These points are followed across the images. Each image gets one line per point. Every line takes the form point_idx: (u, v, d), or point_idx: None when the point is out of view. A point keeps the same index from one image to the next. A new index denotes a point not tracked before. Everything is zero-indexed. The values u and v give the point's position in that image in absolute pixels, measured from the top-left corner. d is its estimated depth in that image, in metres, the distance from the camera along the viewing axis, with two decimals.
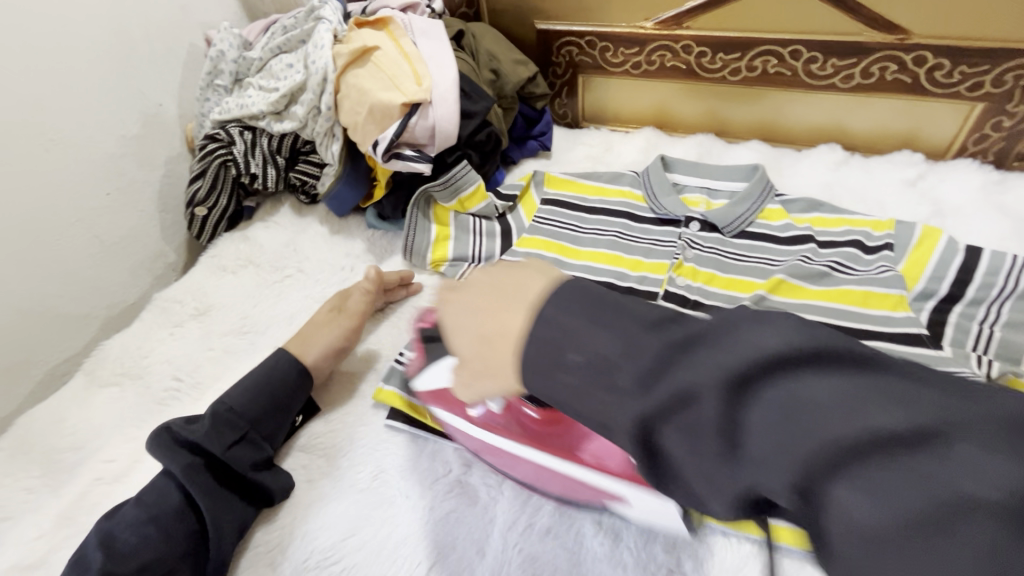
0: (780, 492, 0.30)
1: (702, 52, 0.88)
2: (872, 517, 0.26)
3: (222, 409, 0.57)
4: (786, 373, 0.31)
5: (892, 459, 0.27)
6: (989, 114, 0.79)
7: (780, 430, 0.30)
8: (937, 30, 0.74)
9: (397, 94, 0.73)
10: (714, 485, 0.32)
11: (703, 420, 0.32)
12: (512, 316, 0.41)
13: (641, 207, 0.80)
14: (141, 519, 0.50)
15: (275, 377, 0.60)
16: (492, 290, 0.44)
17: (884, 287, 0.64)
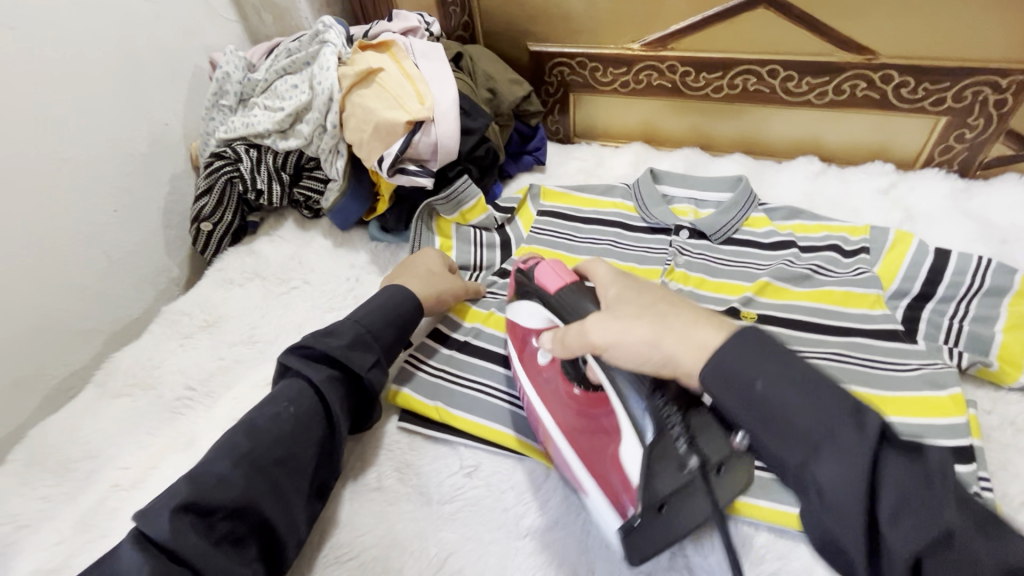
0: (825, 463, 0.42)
1: (686, 71, 0.93)
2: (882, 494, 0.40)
3: (361, 328, 0.61)
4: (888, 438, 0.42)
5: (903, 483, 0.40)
6: (952, 127, 0.85)
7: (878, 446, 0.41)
8: (901, 50, 0.81)
9: (401, 112, 0.76)
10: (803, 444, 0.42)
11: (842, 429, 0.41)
12: (657, 319, 0.50)
13: (633, 216, 0.84)
14: (276, 416, 0.53)
15: (398, 307, 0.65)
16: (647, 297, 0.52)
17: (862, 288, 0.68)
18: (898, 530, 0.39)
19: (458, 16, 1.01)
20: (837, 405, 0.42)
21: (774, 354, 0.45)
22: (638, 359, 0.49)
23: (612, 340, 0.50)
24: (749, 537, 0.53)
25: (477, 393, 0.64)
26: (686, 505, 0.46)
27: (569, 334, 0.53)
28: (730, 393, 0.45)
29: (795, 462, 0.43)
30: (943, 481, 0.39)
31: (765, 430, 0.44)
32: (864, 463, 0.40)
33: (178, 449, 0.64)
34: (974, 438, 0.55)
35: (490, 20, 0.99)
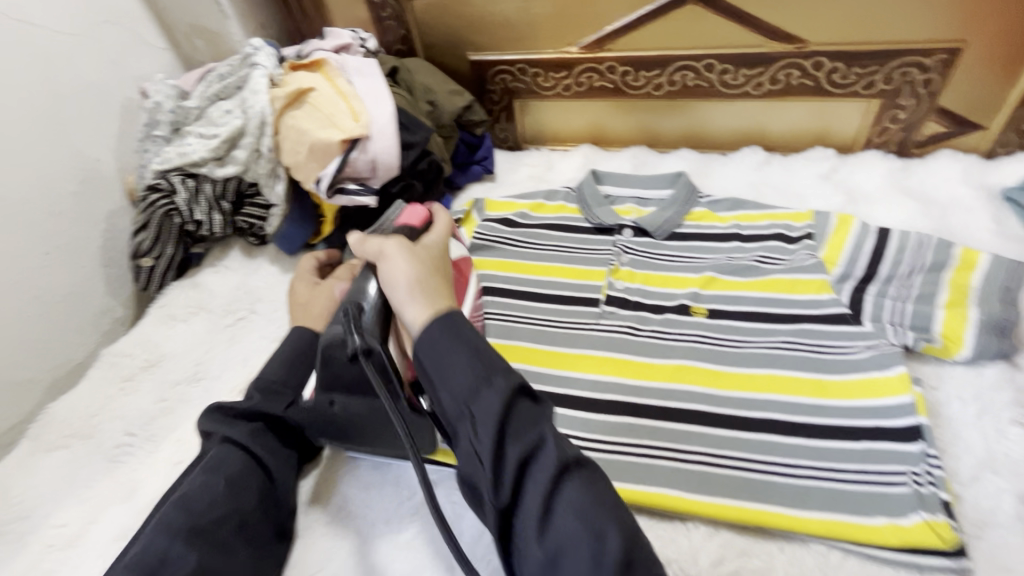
0: (462, 406, 0.41)
1: (625, 71, 0.93)
2: (472, 449, 0.40)
3: (269, 381, 0.58)
4: (532, 424, 0.41)
5: (511, 449, 0.39)
6: (885, 109, 0.87)
7: (525, 429, 0.40)
8: (829, 37, 0.82)
9: (335, 131, 0.75)
10: (446, 375, 0.41)
11: (489, 394, 0.40)
12: (430, 273, 0.47)
13: (579, 220, 0.84)
14: (208, 476, 0.49)
15: (306, 349, 0.62)
16: (436, 263, 0.49)
17: (808, 274, 0.69)
18: (508, 458, 0.39)
19: (395, 31, 1.00)
20: (492, 365, 0.42)
21: (464, 326, 0.43)
22: (387, 284, 0.47)
23: (390, 258, 0.48)
24: (711, 535, 0.52)
25: None
26: (357, 411, 0.53)
27: (372, 239, 0.50)
28: (428, 352, 0.42)
29: (450, 410, 0.41)
30: (552, 425, 0.41)
31: (433, 381, 0.42)
32: (500, 413, 0.39)
33: (119, 499, 0.61)
34: (922, 416, 0.55)
35: (428, 32, 0.98)
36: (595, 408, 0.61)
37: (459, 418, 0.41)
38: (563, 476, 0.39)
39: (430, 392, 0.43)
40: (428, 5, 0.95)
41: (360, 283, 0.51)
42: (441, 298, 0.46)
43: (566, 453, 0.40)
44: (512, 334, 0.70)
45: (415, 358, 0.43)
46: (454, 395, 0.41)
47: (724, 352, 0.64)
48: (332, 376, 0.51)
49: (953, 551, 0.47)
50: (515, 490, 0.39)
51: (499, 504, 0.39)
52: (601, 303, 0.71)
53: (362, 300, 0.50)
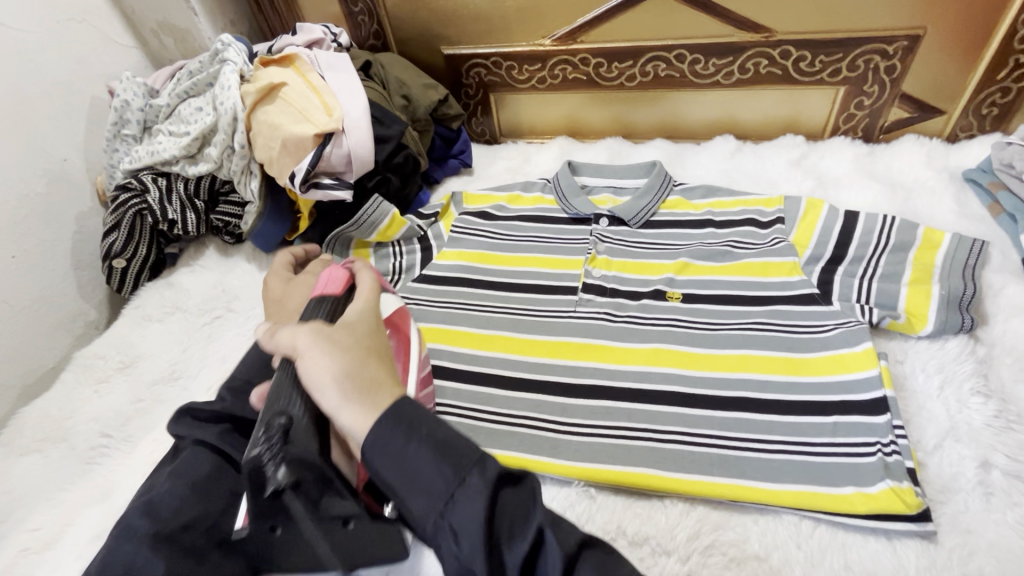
0: (443, 516, 0.37)
1: (598, 62, 0.94)
2: (464, 560, 0.37)
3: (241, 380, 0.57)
4: (520, 513, 0.38)
5: (506, 552, 0.37)
6: (851, 96, 0.89)
7: (515, 523, 0.38)
8: (794, 26, 0.84)
9: (308, 125, 0.75)
10: (420, 486, 0.38)
11: (469, 499, 0.37)
12: (358, 361, 0.42)
13: (555, 210, 0.85)
14: (175, 479, 0.47)
15: None
16: (363, 346, 0.44)
17: (779, 257, 0.71)
18: (506, 561, 0.37)
19: (368, 26, 1.00)
20: (464, 460, 0.38)
21: (424, 420, 0.40)
22: (312, 388, 0.41)
23: (307, 356, 0.42)
24: (689, 511, 0.53)
25: None
26: (303, 537, 0.43)
27: (282, 332, 0.44)
28: (387, 465, 0.38)
29: (431, 524, 0.38)
30: (543, 508, 0.39)
31: (405, 495, 0.38)
32: (485, 517, 0.36)
33: (95, 500, 0.60)
34: (888, 389, 0.57)
35: (402, 27, 0.98)
36: (574, 393, 0.62)
37: (444, 530, 0.37)
38: (569, 568, 0.37)
39: (401, 503, 0.39)
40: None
41: (281, 386, 0.44)
42: (378, 395, 0.41)
43: (569, 543, 0.38)
44: (492, 323, 0.71)
45: (376, 472, 0.39)
46: (433, 508, 0.37)
47: (699, 334, 0.65)
48: (267, 513, 0.42)
49: (918, 515, 0.49)
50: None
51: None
52: (578, 291, 0.72)
53: (288, 410, 0.43)
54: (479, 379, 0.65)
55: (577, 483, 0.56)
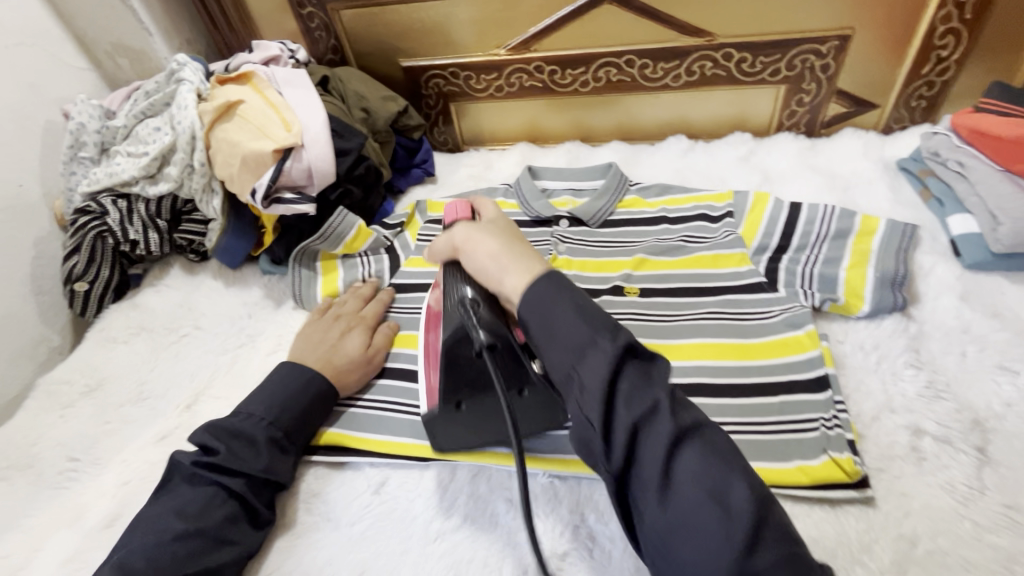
0: (576, 372, 0.41)
1: (553, 70, 0.97)
2: (584, 412, 0.41)
3: (264, 427, 0.58)
4: (640, 387, 0.40)
5: (623, 415, 0.39)
6: (792, 94, 0.94)
7: (635, 392, 0.39)
8: (734, 30, 0.88)
9: (267, 141, 0.76)
10: (557, 343, 0.43)
11: (599, 360, 0.40)
12: (507, 240, 0.52)
13: (517, 214, 0.87)
14: (188, 530, 0.51)
15: (294, 382, 0.62)
16: (508, 238, 0.52)
17: (728, 249, 0.74)
18: (618, 420, 0.39)
19: (326, 41, 1.01)
20: (602, 326, 0.42)
21: (569, 286, 0.45)
22: (478, 266, 0.52)
23: (472, 244, 0.53)
24: None
25: (383, 410, 0.65)
26: (483, 406, 0.56)
27: (444, 238, 0.57)
28: (534, 316, 0.44)
29: (561, 371, 0.42)
30: (665, 390, 0.40)
31: (546, 345, 0.44)
32: (608, 374, 0.40)
33: (65, 523, 0.60)
34: (828, 367, 0.61)
35: (359, 41, 1.00)
36: None
37: (575, 386, 0.41)
38: (678, 441, 0.38)
39: (543, 357, 0.44)
40: (356, 15, 0.96)
41: (450, 277, 0.56)
42: (527, 265, 0.48)
43: (680, 421, 0.39)
44: None
45: (523, 321, 0.45)
46: (567, 363, 0.42)
47: (655, 326, 0.68)
48: (456, 376, 0.55)
49: (857, 483, 0.53)
50: (629, 452, 0.39)
51: (613, 473, 0.40)
52: None
53: (464, 293, 0.53)
54: None
55: (543, 475, 0.59)
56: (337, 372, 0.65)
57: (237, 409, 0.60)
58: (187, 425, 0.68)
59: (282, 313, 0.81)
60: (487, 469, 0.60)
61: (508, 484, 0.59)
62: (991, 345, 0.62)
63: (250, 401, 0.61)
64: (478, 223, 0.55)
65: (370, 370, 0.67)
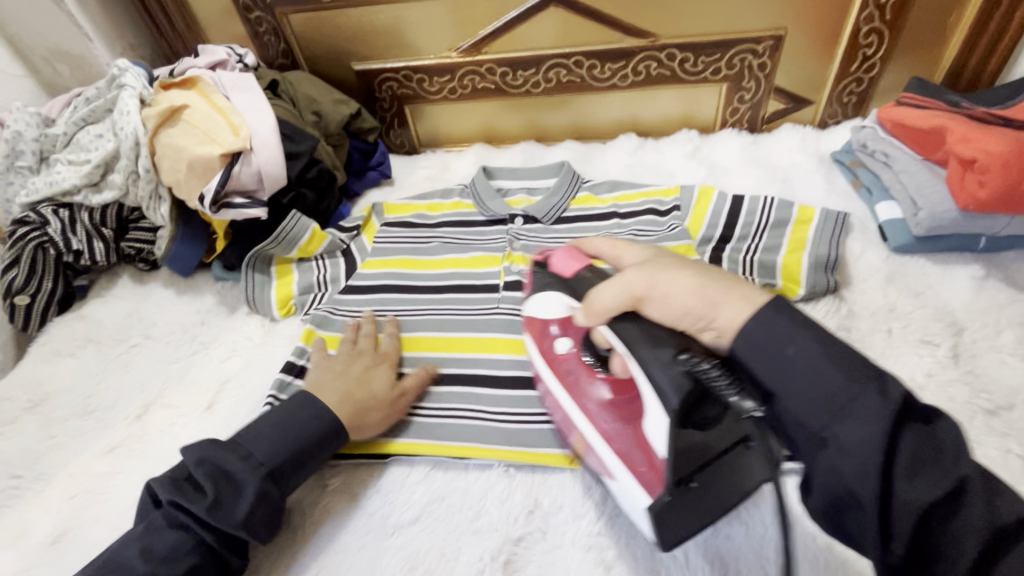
0: (826, 436, 0.38)
1: (504, 71, 0.99)
2: (846, 480, 0.37)
3: (254, 478, 0.52)
4: (920, 458, 0.37)
5: (915, 495, 0.36)
6: (733, 92, 0.98)
7: (927, 467, 0.36)
8: (675, 32, 0.92)
9: (214, 146, 0.75)
10: (808, 395, 0.39)
11: (873, 421, 0.37)
12: (701, 272, 0.46)
13: (473, 213, 0.89)
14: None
15: (303, 424, 0.57)
16: (691, 272, 0.46)
17: (675, 241, 0.77)
18: (898, 495, 0.36)
19: (276, 46, 1.00)
20: (857, 372, 0.38)
21: (806, 324, 0.41)
22: (680, 310, 0.44)
23: (661, 287, 0.45)
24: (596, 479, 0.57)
25: None
26: (711, 477, 0.44)
27: (607, 289, 0.47)
28: (775, 369, 0.40)
29: (813, 428, 0.39)
30: (967, 462, 0.36)
31: (782, 395, 0.40)
32: (878, 442, 0.36)
33: (6, 543, 0.59)
34: None
35: (309, 45, 1.00)
36: (497, 383, 0.66)
37: (834, 454, 0.38)
38: (995, 536, 0.35)
39: (776, 406, 0.40)
40: (305, 19, 0.96)
41: (638, 338, 0.43)
42: (745, 296, 0.44)
43: (981, 512, 0.35)
44: (418, 326, 0.74)
45: (748, 368, 0.41)
46: (819, 423, 0.38)
47: None
48: (688, 453, 0.42)
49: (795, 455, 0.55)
50: (909, 537, 0.36)
51: (887, 555, 0.36)
52: (499, 287, 0.77)
53: (681, 356, 0.40)
54: None
55: (498, 464, 0.60)
56: (356, 414, 0.60)
57: (235, 442, 0.55)
58: (138, 436, 0.67)
59: (236, 319, 0.80)
60: (444, 462, 0.61)
61: (465, 475, 0.60)
62: (914, 321, 0.67)
63: (249, 440, 0.55)
64: (647, 263, 0.48)
65: (391, 412, 0.62)
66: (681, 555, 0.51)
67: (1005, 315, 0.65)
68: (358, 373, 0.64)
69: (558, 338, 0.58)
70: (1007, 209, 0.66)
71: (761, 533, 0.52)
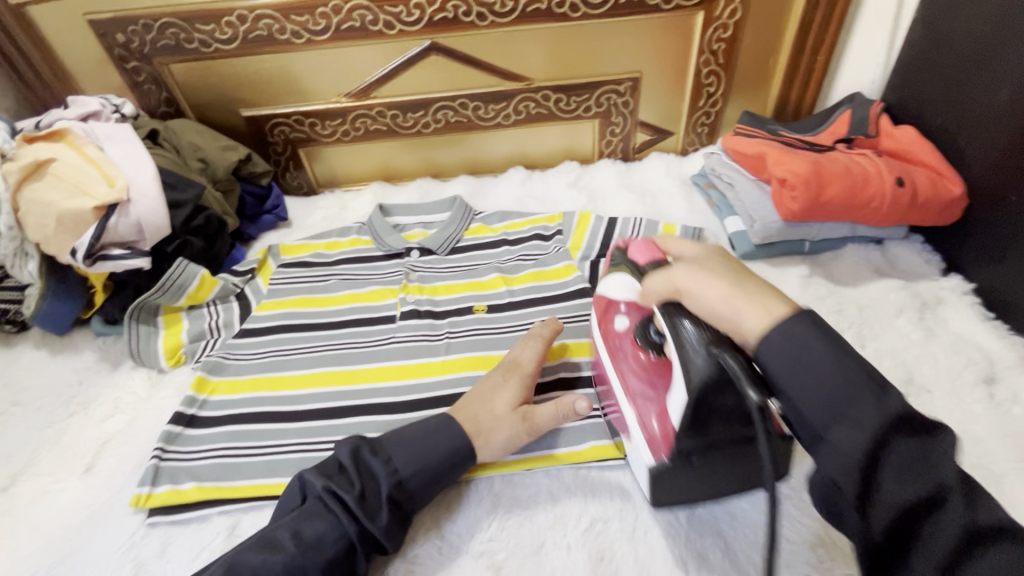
0: (827, 433, 0.41)
1: (394, 114, 1.04)
2: (836, 463, 0.41)
3: (393, 482, 0.54)
4: (897, 445, 0.39)
5: (891, 476, 0.39)
6: (605, 126, 1.10)
7: (908, 475, 0.39)
8: (548, 76, 1.02)
9: (86, 199, 0.73)
10: (818, 400, 0.42)
11: (865, 422, 0.40)
12: (734, 280, 0.48)
13: (371, 249, 0.92)
14: None
15: (439, 439, 0.58)
16: (736, 283, 0.48)
17: (557, 263, 0.86)
18: (883, 489, 0.39)
19: (157, 94, 0.99)
20: (867, 384, 0.41)
21: (829, 334, 0.44)
22: (706, 314, 0.48)
23: (696, 285, 0.48)
24: (486, 490, 0.61)
25: (229, 456, 0.65)
26: (720, 459, 0.51)
27: (655, 278, 0.51)
28: (776, 356, 0.44)
29: (813, 424, 0.42)
30: (949, 470, 0.38)
31: (785, 391, 0.44)
32: (871, 442, 0.39)
33: None
34: None
35: (192, 93, 1.00)
36: (398, 408, 0.69)
37: (832, 448, 0.41)
38: (970, 534, 0.37)
39: (787, 401, 0.44)
40: (186, 69, 0.96)
41: (671, 322, 0.48)
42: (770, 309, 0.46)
43: (961, 515, 0.37)
44: (313, 363, 0.75)
45: (767, 365, 0.45)
46: (822, 424, 0.42)
47: (497, 338, 0.77)
48: (701, 429, 0.49)
49: None
50: (890, 528, 0.39)
51: (869, 535, 0.40)
52: (397, 318, 0.80)
53: (691, 338, 0.46)
54: (305, 415, 0.69)
55: None
56: (480, 434, 0.60)
57: (380, 445, 0.57)
58: (6, 511, 0.63)
59: (120, 374, 0.77)
60: None
61: None
62: None
63: (392, 444, 0.57)
64: (694, 264, 0.51)
65: (519, 434, 0.61)
66: (565, 548, 0.56)
67: (825, 306, 0.78)
68: (488, 396, 0.63)
69: (618, 316, 0.61)
70: (814, 219, 0.80)
71: (631, 520, 0.58)
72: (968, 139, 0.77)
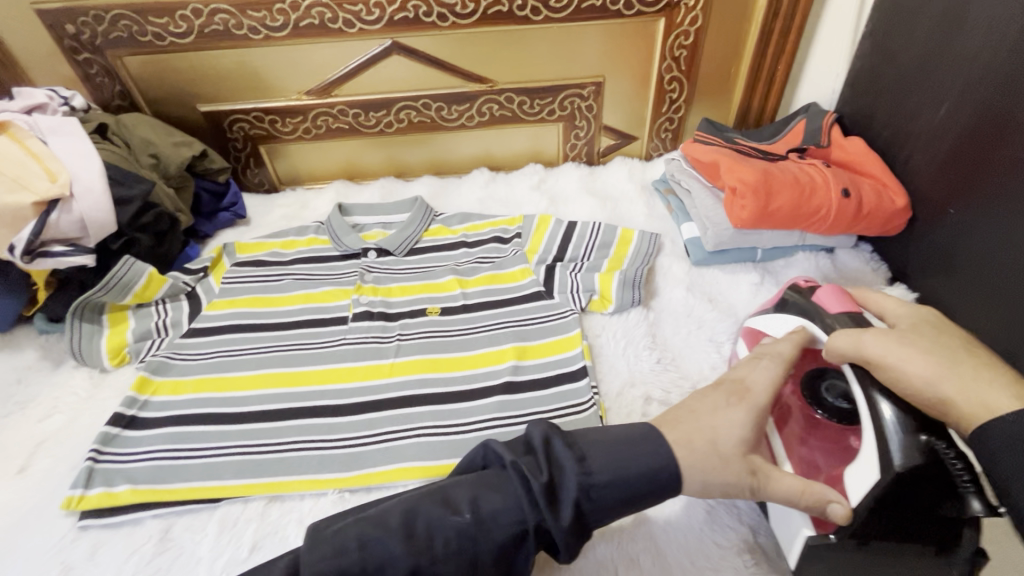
0: None
1: (356, 113, 1.03)
2: None
3: (582, 487, 0.48)
4: None
5: None
6: (569, 129, 1.10)
7: None
8: (512, 78, 1.02)
9: (25, 194, 0.71)
10: None
11: None
12: (942, 360, 0.47)
13: (328, 249, 0.91)
14: None
15: (645, 458, 0.50)
16: (942, 365, 0.47)
17: (511, 267, 0.86)
18: None
19: (111, 87, 0.97)
20: None
21: None
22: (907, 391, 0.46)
23: (897, 357, 0.47)
24: None
25: (168, 459, 0.64)
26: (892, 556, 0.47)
27: (843, 339, 0.50)
28: (1012, 459, 0.42)
29: None
30: None
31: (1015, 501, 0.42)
32: None
33: None
34: (587, 360, 0.74)
35: (147, 87, 0.98)
36: (342, 412, 0.69)
37: None
38: None
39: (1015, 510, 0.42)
40: (140, 62, 0.95)
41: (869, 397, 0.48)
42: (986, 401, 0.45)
43: None
44: (260, 364, 0.74)
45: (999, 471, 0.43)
46: None
47: (448, 341, 0.77)
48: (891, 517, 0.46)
49: None
50: None
51: None
52: (348, 319, 0.79)
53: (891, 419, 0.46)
54: (248, 416, 0.68)
55: (333, 491, 0.63)
56: (694, 467, 0.50)
57: (581, 443, 0.51)
58: None
59: (60, 373, 0.76)
60: (280, 495, 0.62)
61: (299, 505, 0.62)
62: (705, 323, 0.79)
63: (590, 445, 0.51)
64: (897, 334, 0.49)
65: (738, 483, 0.49)
66: None
67: None
68: (717, 412, 0.53)
69: None
70: (764, 227, 0.81)
71: None
72: (911, 152, 0.79)
